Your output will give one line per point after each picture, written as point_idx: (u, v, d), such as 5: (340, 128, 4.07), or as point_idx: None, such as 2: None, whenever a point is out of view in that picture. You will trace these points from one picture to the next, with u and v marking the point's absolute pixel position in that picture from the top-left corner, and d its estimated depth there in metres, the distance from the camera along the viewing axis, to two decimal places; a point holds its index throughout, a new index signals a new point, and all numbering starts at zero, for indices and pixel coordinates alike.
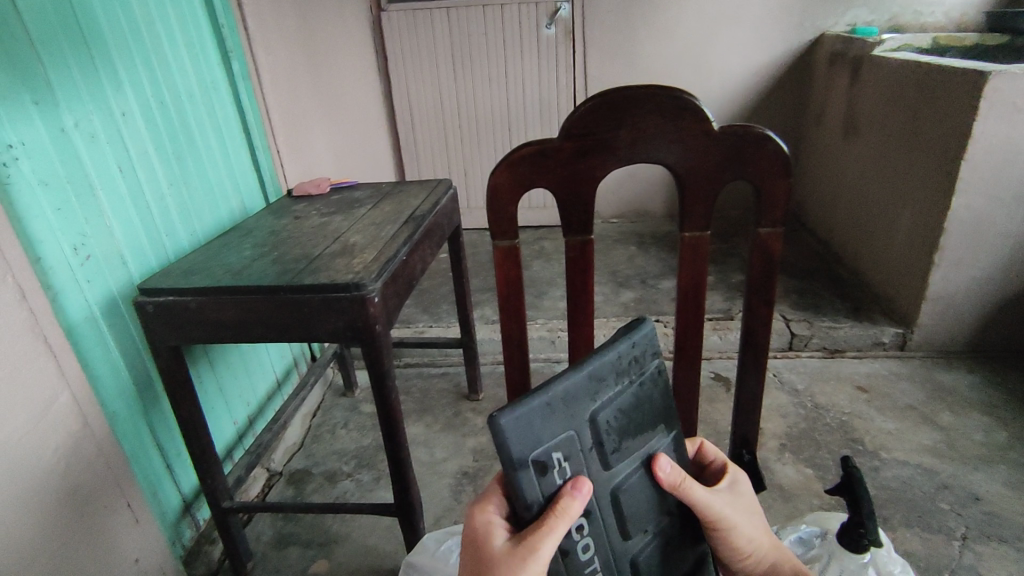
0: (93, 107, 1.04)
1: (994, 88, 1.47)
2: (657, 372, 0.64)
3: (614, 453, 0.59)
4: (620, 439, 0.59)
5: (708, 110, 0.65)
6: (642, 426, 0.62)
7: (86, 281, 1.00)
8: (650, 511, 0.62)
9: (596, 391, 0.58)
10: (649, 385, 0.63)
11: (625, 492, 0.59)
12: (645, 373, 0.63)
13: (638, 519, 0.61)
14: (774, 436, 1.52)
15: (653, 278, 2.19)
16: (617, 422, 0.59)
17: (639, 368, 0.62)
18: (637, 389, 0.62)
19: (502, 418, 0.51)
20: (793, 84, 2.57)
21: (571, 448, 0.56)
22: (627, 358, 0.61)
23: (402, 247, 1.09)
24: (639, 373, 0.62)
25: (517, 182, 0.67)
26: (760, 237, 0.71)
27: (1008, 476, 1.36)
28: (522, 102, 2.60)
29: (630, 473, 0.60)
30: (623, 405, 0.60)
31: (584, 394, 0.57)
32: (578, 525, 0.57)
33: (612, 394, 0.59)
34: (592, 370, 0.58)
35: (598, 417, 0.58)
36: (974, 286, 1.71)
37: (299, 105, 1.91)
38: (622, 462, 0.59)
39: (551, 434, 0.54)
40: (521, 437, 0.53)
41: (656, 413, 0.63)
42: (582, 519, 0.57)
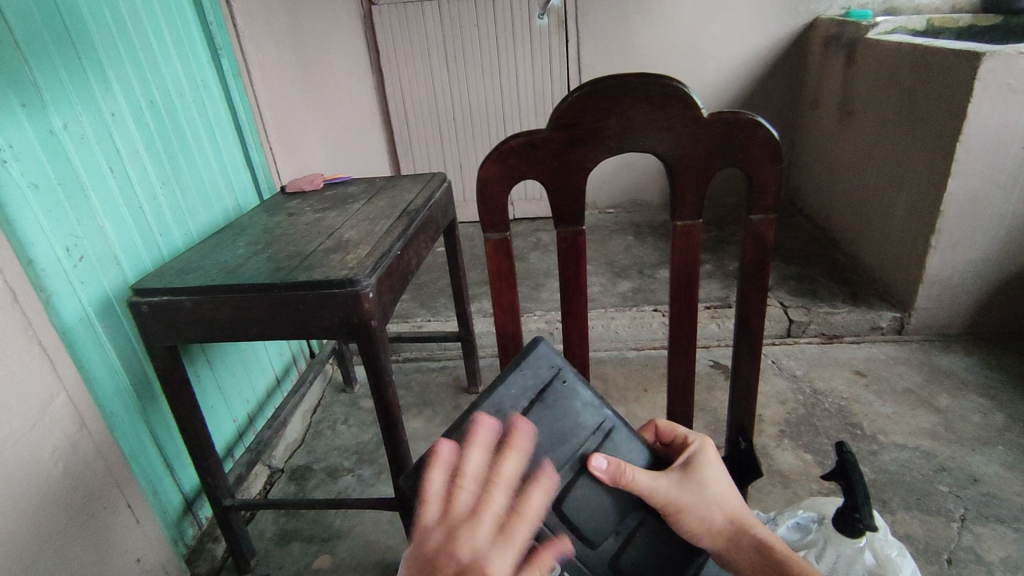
0: (81, 108, 1.03)
1: (989, 69, 1.46)
2: (564, 383, 0.72)
3: (538, 470, 0.69)
4: (535, 455, 0.69)
5: (698, 98, 0.64)
6: (560, 435, 0.71)
7: (80, 282, 1.00)
8: (613, 512, 0.71)
9: (498, 422, 0.69)
10: (556, 396, 0.72)
11: (567, 500, 0.70)
12: (549, 387, 0.72)
13: (600, 524, 0.71)
14: (773, 423, 1.53)
15: (650, 267, 2.19)
16: (531, 440, 0.70)
17: (540, 386, 0.72)
18: (545, 404, 0.71)
19: (417, 467, 0.65)
20: (788, 69, 2.56)
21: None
22: (523, 381, 0.71)
23: (397, 242, 1.09)
24: (543, 388, 0.72)
25: (507, 174, 0.67)
26: (753, 224, 0.71)
27: (1006, 456, 1.36)
28: (516, 93, 2.59)
29: (566, 483, 0.70)
30: (532, 423, 0.70)
31: (488, 426, 0.69)
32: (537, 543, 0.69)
33: (517, 417, 0.70)
34: (490, 403, 0.69)
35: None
36: (971, 268, 1.71)
37: (291, 100, 1.90)
38: (550, 475, 0.70)
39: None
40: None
41: (574, 420, 0.72)
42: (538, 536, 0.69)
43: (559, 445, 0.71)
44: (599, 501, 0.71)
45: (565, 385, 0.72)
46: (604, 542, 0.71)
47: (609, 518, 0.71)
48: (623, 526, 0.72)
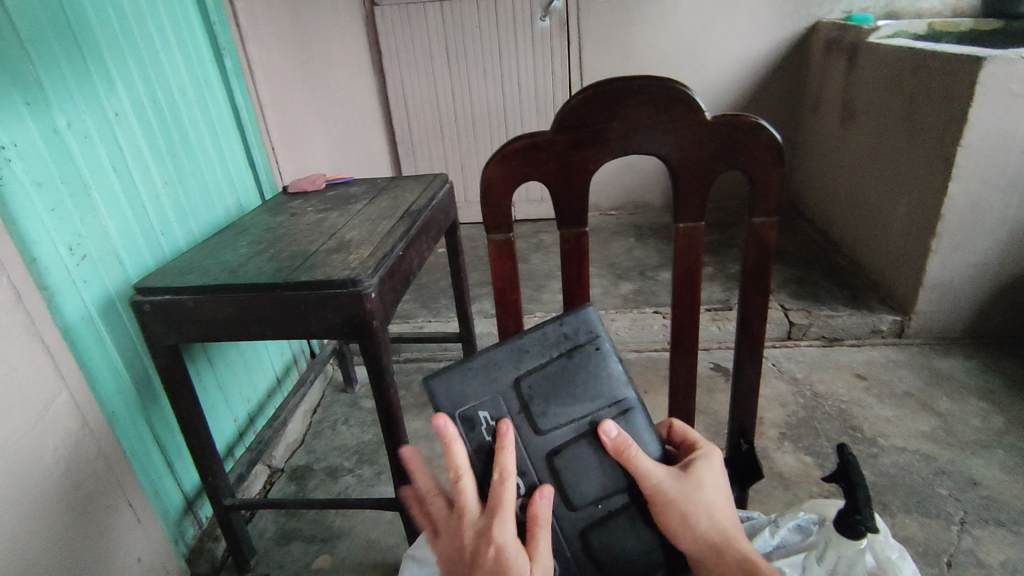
0: (85, 106, 1.04)
1: (989, 74, 1.46)
2: (600, 350, 0.68)
3: (542, 418, 0.67)
4: (545, 403, 0.67)
5: (701, 101, 0.65)
6: (575, 398, 0.67)
7: (82, 281, 1.00)
8: (600, 486, 0.68)
9: (520, 362, 0.67)
10: (586, 359, 0.68)
11: (561, 458, 0.67)
12: (581, 348, 0.68)
13: (584, 490, 0.68)
14: (773, 425, 1.53)
15: (651, 269, 2.19)
16: (542, 388, 0.67)
17: (572, 343, 0.68)
18: (572, 362, 0.68)
19: (429, 380, 0.66)
20: (789, 73, 2.56)
21: (497, 404, 0.66)
22: (556, 334, 0.68)
23: (399, 242, 1.09)
24: (571, 348, 0.68)
25: (510, 175, 0.67)
26: (755, 227, 0.71)
27: (1006, 460, 1.36)
28: (518, 95, 2.60)
29: (567, 440, 0.67)
30: (550, 375, 0.67)
31: (508, 362, 0.67)
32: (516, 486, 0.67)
33: (539, 364, 0.67)
34: (514, 345, 0.67)
35: (522, 381, 0.67)
36: (971, 272, 1.71)
37: (293, 101, 1.91)
38: (552, 427, 0.67)
39: (474, 391, 0.66)
40: (447, 390, 0.66)
41: (596, 388, 0.68)
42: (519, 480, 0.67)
43: (572, 403, 0.67)
44: (592, 470, 0.68)
45: (599, 352, 0.68)
46: (582, 510, 0.68)
47: (594, 490, 0.68)
48: (608, 502, 0.69)
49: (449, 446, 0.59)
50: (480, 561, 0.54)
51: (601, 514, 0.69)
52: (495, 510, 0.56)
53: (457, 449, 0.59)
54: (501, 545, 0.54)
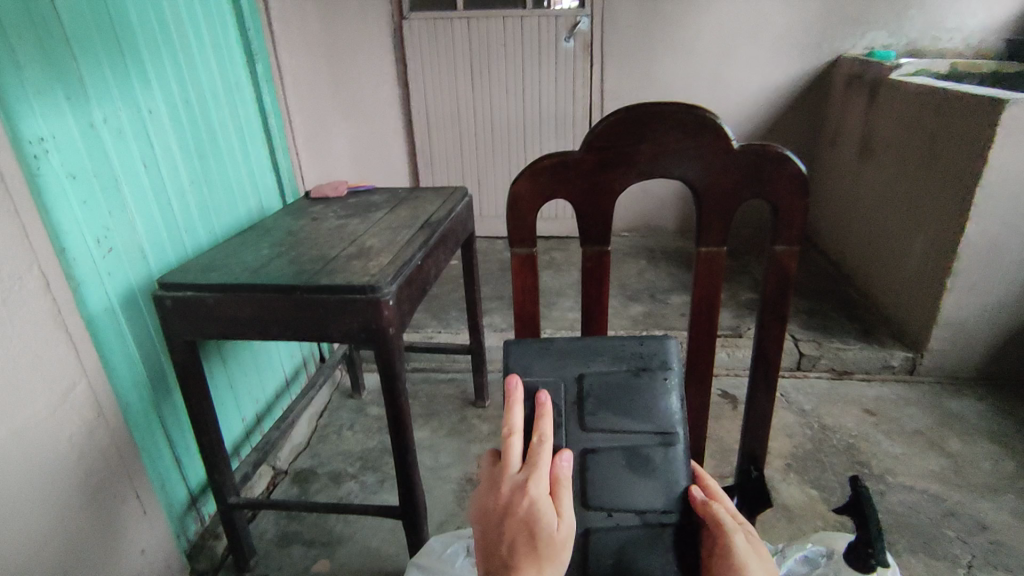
0: (121, 104, 1.07)
1: (1011, 117, 1.47)
2: (668, 379, 0.67)
3: (591, 417, 0.65)
4: (599, 406, 0.65)
5: (729, 129, 0.66)
6: (628, 413, 0.65)
7: (107, 273, 1.01)
8: (616, 501, 0.65)
9: (591, 361, 0.67)
10: (653, 380, 0.66)
11: (594, 459, 0.65)
12: (650, 370, 0.67)
13: (599, 497, 0.65)
14: (779, 456, 1.52)
15: (663, 292, 2.20)
16: (600, 392, 0.66)
17: (644, 364, 0.67)
18: (637, 380, 0.67)
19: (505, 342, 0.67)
20: (809, 105, 2.58)
21: (552, 388, 0.66)
22: (632, 349, 0.67)
23: (418, 252, 1.10)
24: (642, 368, 0.67)
25: (538, 192, 0.69)
26: (776, 255, 0.72)
27: (1015, 505, 1.35)
28: (539, 113, 2.63)
29: (605, 447, 0.65)
30: (613, 382, 0.66)
31: (579, 356, 0.67)
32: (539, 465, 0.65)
33: (606, 369, 0.67)
34: (587, 343, 0.67)
35: (586, 377, 0.66)
36: (986, 313, 1.70)
37: (319, 108, 1.94)
38: (597, 429, 0.65)
39: (537, 367, 0.66)
40: (515, 356, 0.67)
41: (653, 412, 0.65)
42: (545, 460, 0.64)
43: (625, 415, 0.65)
44: (617, 483, 0.65)
45: (665, 382, 0.66)
46: (592, 514, 0.65)
47: (609, 502, 0.65)
48: (620, 519, 0.65)
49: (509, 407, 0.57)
50: (511, 512, 0.49)
51: (608, 527, 0.65)
52: (532, 468, 0.52)
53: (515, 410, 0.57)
54: (535, 499, 0.49)
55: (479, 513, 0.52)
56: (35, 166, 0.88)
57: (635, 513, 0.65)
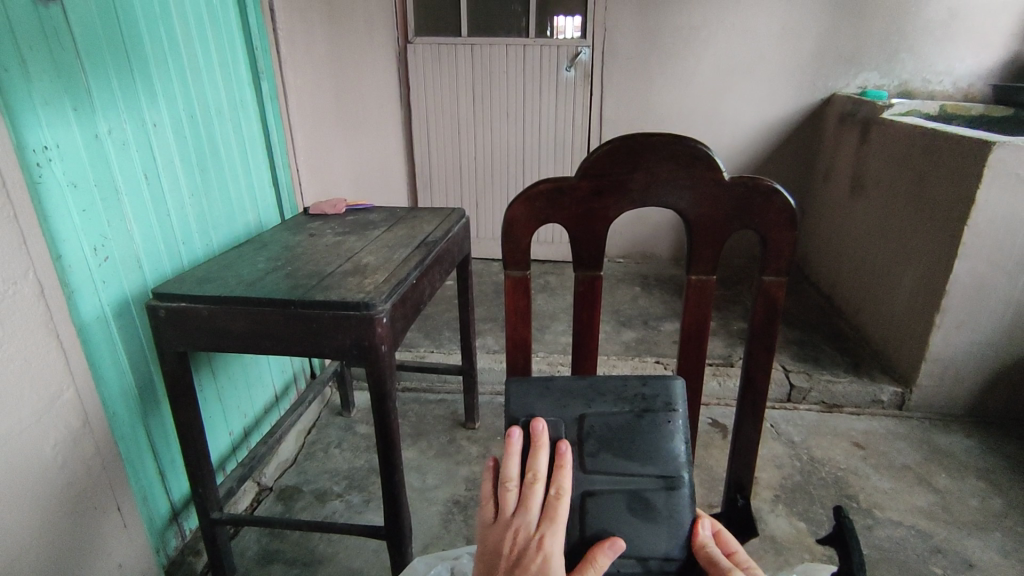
0: (126, 116, 1.08)
1: (998, 159, 1.50)
2: (672, 421, 0.67)
3: (591, 459, 0.66)
4: (600, 447, 0.66)
5: (721, 162, 0.67)
6: (631, 456, 0.66)
7: (101, 281, 1.02)
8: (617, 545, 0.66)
9: (594, 402, 0.67)
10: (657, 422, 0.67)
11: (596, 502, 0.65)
12: (654, 413, 0.67)
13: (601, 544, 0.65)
14: (768, 487, 1.52)
15: (655, 319, 2.21)
16: (603, 432, 0.66)
17: (647, 405, 0.67)
18: (641, 422, 0.67)
19: (507, 383, 0.67)
20: (803, 140, 2.63)
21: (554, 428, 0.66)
22: (635, 390, 0.67)
23: (413, 271, 1.11)
24: (646, 409, 0.67)
25: (533, 216, 0.70)
26: (764, 285, 0.73)
27: (1003, 543, 1.34)
28: (538, 139, 2.67)
29: (606, 489, 0.65)
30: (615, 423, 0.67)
31: (582, 397, 0.67)
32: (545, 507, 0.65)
33: (609, 411, 0.67)
34: (592, 384, 0.67)
35: (590, 419, 0.66)
36: (973, 350, 1.72)
37: (321, 126, 1.97)
38: (599, 471, 0.66)
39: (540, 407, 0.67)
40: (517, 396, 0.67)
41: (656, 455, 0.66)
42: None
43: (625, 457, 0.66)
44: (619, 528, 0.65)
45: (669, 425, 0.67)
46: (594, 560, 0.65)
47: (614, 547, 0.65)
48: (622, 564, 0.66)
49: (534, 453, 0.62)
50: (524, 564, 0.53)
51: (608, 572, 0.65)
52: (550, 520, 0.56)
53: (542, 457, 0.61)
54: (549, 554, 0.54)
55: (485, 555, 0.57)
56: (36, 173, 0.89)
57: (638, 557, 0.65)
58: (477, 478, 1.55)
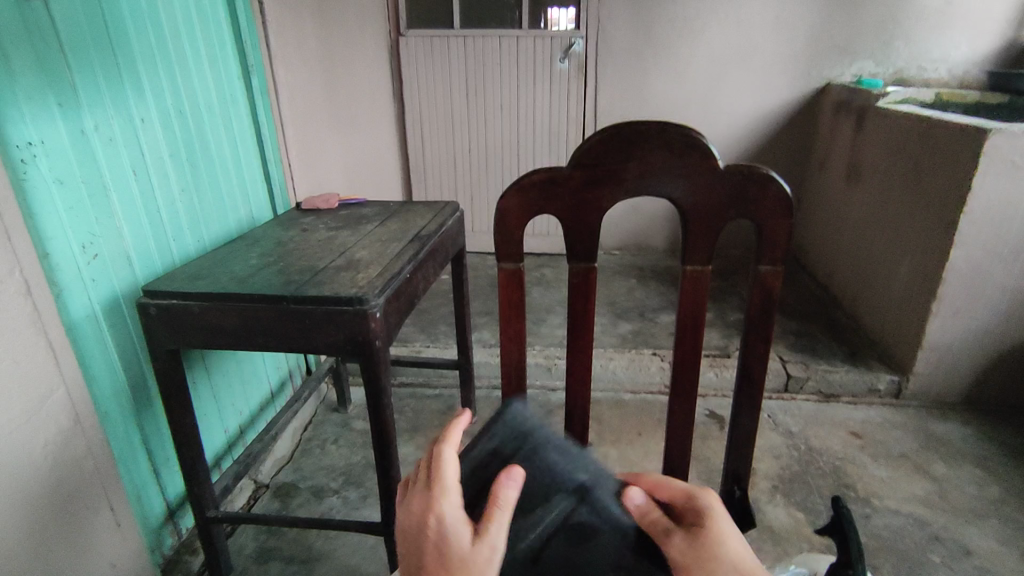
0: (113, 112, 1.06)
1: (994, 146, 1.50)
2: (539, 442, 0.57)
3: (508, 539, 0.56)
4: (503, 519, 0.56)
5: (716, 150, 0.66)
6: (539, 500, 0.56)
7: (91, 280, 1.00)
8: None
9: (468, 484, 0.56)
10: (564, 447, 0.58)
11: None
12: (520, 449, 0.57)
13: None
14: (766, 477, 1.52)
15: (652, 311, 2.21)
16: (524, 489, 0.56)
17: (506, 449, 0.57)
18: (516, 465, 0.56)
19: None
20: (798, 130, 2.62)
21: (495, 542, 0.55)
22: (486, 447, 0.57)
23: (407, 265, 1.10)
24: (512, 450, 0.57)
25: (525, 207, 0.69)
26: (760, 275, 0.72)
27: (1001, 531, 1.35)
28: (532, 131, 2.65)
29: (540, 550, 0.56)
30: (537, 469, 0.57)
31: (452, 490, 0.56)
32: None
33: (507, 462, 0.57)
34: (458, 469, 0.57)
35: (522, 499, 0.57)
36: (970, 338, 1.72)
37: (312, 120, 1.95)
38: (523, 544, 0.55)
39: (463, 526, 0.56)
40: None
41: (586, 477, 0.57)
42: None
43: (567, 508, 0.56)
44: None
45: (542, 445, 0.57)
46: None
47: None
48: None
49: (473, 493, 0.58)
50: None
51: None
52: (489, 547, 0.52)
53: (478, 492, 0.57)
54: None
55: None
56: (21, 170, 0.87)
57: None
58: None
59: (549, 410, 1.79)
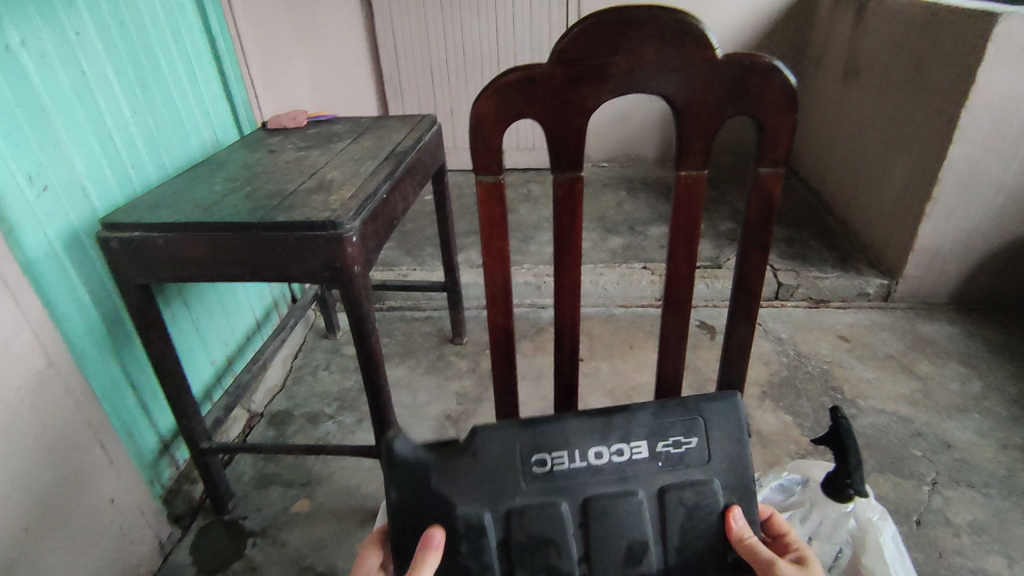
0: (42, 25, 0.95)
1: (1003, 32, 1.41)
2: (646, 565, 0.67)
3: (592, 513, 0.66)
4: (607, 527, 0.66)
5: (713, 37, 0.59)
6: (604, 539, 0.66)
7: (44, 214, 0.94)
8: (471, 479, 0.67)
9: (642, 525, 0.67)
10: (669, 549, 0.67)
11: (557, 460, 0.67)
12: (637, 558, 0.67)
13: (512, 476, 0.67)
14: (756, 384, 1.54)
15: (641, 224, 2.16)
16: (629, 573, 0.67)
17: (635, 558, 0.67)
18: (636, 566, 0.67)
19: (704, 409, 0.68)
20: (795, 24, 2.47)
21: (675, 443, 0.68)
22: (648, 553, 0.67)
23: (382, 184, 1.04)
24: (631, 562, 0.67)
25: (502, 112, 0.62)
26: (760, 178, 0.67)
27: (981, 424, 1.39)
28: (512, 36, 2.48)
29: (533, 506, 0.66)
30: (665, 519, 0.67)
31: (676, 512, 0.67)
32: (540, 460, 0.67)
33: (717, 518, 0.67)
34: (653, 513, 0.67)
35: (661, 494, 0.67)
36: (963, 238, 1.70)
37: (270, 31, 1.79)
38: (578, 520, 0.67)
39: (721, 442, 0.68)
40: (718, 414, 0.68)
41: (628, 550, 0.67)
42: (542, 454, 0.67)
43: (637, 515, 0.66)
44: (527, 503, 0.66)
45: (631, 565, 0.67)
46: (465, 451, 0.67)
47: (471, 477, 0.67)
48: (406, 470, 0.67)
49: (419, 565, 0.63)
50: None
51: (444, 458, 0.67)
52: None
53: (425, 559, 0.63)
54: None
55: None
56: None
57: (460, 508, 0.66)
58: (468, 392, 1.55)
59: (538, 327, 1.78)
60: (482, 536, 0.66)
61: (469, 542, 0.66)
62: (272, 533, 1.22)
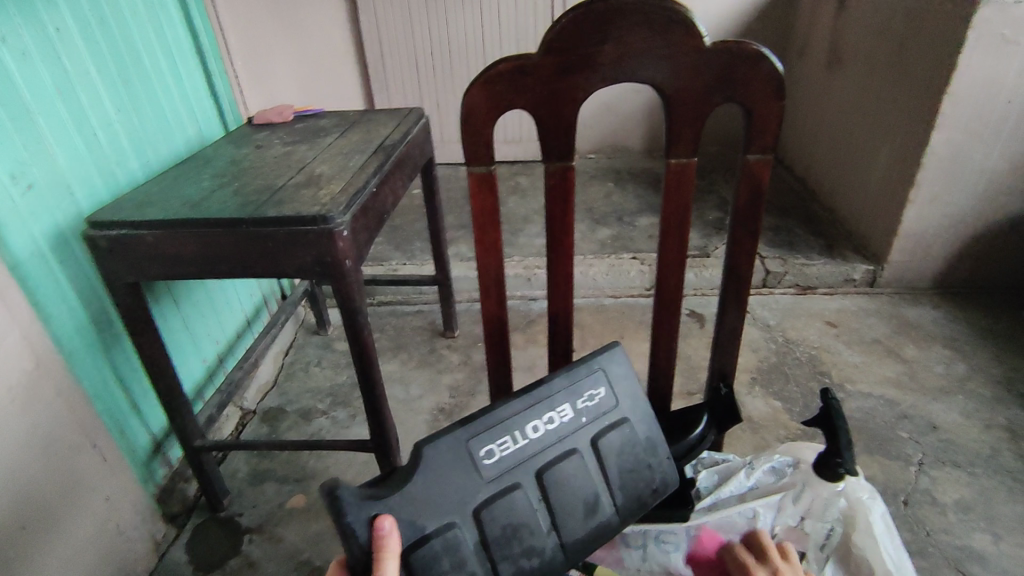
0: (22, 21, 0.93)
1: (984, 19, 1.43)
2: (604, 514, 0.70)
3: (546, 484, 0.66)
4: (561, 491, 0.67)
5: (702, 26, 0.60)
6: (563, 506, 0.67)
7: (29, 213, 0.93)
8: (430, 494, 0.62)
9: (591, 478, 0.69)
10: (615, 492, 0.70)
11: (503, 447, 0.65)
12: (596, 511, 0.69)
13: (468, 475, 0.64)
14: (746, 370, 1.56)
15: (630, 215, 2.17)
16: (592, 531, 0.69)
17: (593, 511, 0.69)
18: (596, 516, 0.69)
19: (602, 356, 0.71)
20: (778, 14, 2.48)
21: (588, 397, 0.70)
22: (602, 503, 0.69)
23: (372, 178, 1.04)
24: (591, 515, 0.69)
25: (493, 103, 0.62)
26: (748, 165, 0.68)
27: (965, 405, 1.42)
28: (498, 27, 2.47)
29: (497, 498, 0.64)
30: (602, 466, 0.69)
31: (613, 458, 0.70)
32: (488, 451, 0.65)
33: (643, 451, 0.72)
34: (597, 464, 0.69)
35: (596, 445, 0.69)
36: (946, 224, 1.73)
37: (252, 27, 1.77)
38: (535, 496, 0.66)
39: (623, 382, 0.71)
40: (613, 360, 0.71)
41: (585, 505, 0.68)
42: (486, 447, 0.65)
43: (581, 471, 0.68)
44: (489, 495, 0.64)
45: (592, 519, 0.69)
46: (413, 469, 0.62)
47: (430, 493, 0.62)
48: (355, 519, 0.59)
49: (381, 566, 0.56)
50: None
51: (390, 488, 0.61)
52: None
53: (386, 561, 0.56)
54: None
55: None
56: None
57: (431, 524, 0.62)
58: (461, 385, 1.56)
59: (530, 320, 1.79)
60: (461, 546, 0.62)
61: (452, 556, 0.62)
62: (269, 529, 1.22)
